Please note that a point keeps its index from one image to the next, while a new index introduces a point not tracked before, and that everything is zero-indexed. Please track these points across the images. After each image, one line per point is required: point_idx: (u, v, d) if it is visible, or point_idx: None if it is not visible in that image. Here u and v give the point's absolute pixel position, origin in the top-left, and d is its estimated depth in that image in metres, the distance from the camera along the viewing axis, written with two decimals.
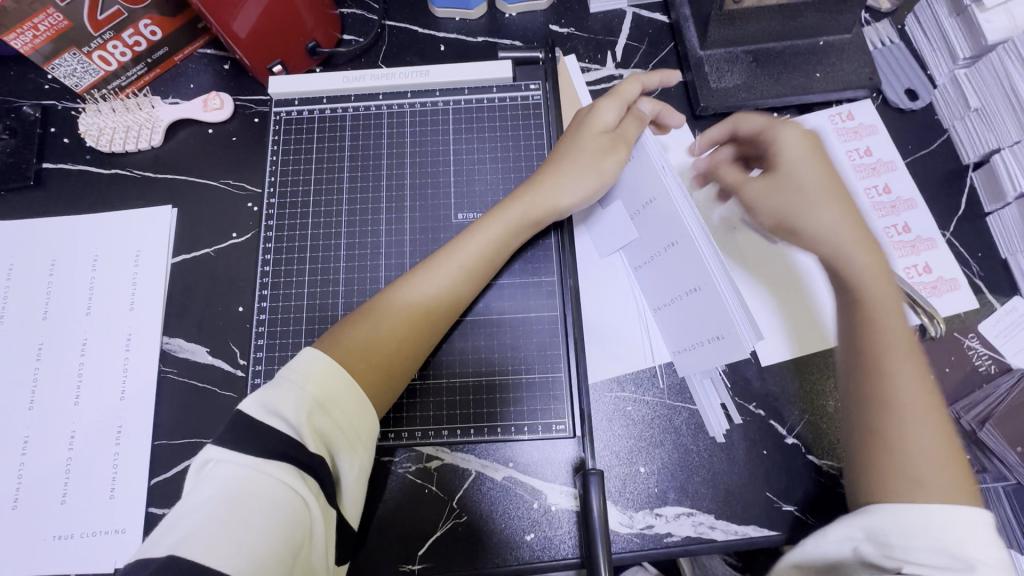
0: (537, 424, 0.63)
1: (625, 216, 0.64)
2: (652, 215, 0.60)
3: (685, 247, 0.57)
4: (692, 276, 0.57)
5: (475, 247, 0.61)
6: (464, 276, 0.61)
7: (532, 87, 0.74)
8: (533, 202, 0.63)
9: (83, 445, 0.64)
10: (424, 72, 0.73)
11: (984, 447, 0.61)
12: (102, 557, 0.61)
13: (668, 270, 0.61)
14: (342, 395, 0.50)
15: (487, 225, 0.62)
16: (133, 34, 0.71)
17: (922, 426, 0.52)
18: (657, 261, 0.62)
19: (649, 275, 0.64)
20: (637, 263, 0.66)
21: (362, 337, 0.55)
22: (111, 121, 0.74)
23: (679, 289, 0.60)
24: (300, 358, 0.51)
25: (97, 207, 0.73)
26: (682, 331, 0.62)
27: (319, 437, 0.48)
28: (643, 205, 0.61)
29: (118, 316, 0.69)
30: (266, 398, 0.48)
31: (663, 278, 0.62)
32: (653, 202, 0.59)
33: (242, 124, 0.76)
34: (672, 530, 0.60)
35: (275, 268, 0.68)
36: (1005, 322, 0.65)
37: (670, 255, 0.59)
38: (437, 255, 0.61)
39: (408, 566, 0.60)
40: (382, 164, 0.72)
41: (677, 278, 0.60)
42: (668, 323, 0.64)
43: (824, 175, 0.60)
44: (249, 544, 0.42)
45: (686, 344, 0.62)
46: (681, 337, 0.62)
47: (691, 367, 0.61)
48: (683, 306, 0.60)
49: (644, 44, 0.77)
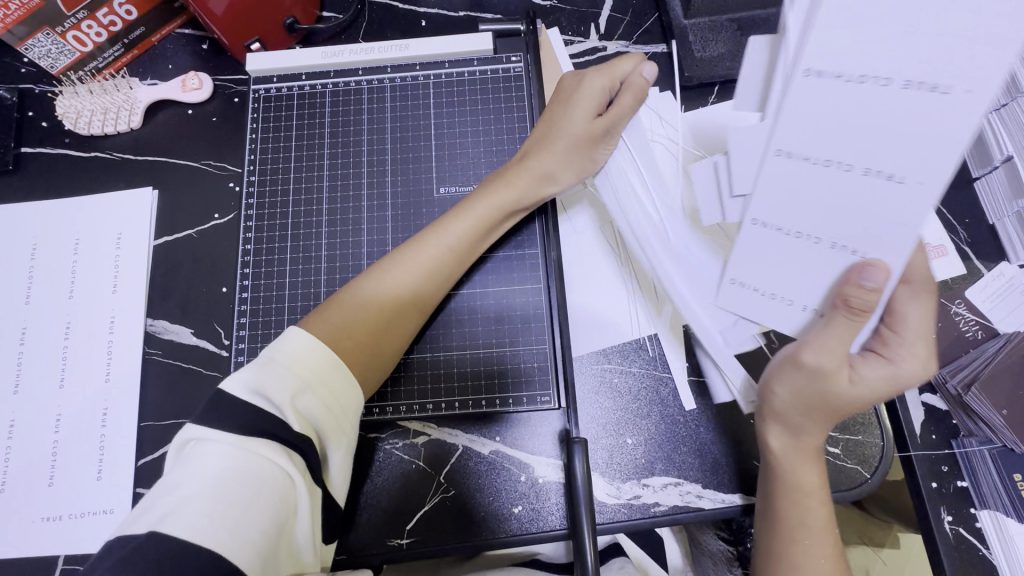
0: (524, 396, 0.63)
1: (836, 73, 0.38)
2: (903, 107, 0.38)
3: (931, 192, 0.39)
4: (890, 232, 0.42)
5: (460, 232, 0.61)
6: (451, 258, 0.60)
7: (513, 59, 0.73)
8: (523, 184, 0.62)
9: (71, 427, 0.64)
10: (404, 46, 0.72)
11: (971, 412, 0.60)
12: (91, 537, 0.61)
13: (821, 193, 0.42)
14: (327, 372, 0.50)
15: (475, 209, 0.61)
16: (108, 14, 0.69)
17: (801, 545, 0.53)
18: (802, 167, 0.42)
19: (778, 174, 0.43)
20: (773, 149, 0.42)
21: (349, 317, 0.55)
22: (89, 103, 0.73)
23: (840, 231, 0.43)
24: (283, 339, 0.51)
25: (77, 191, 0.73)
26: (798, 278, 0.47)
27: (304, 419, 0.48)
28: (904, 81, 0.37)
29: (100, 298, 0.68)
30: (250, 378, 0.47)
31: (806, 196, 0.43)
32: (956, 94, 0.36)
33: (222, 105, 0.75)
34: (659, 500, 0.60)
35: (256, 247, 0.68)
36: (993, 288, 0.65)
37: (873, 185, 0.41)
38: (424, 237, 0.60)
39: (396, 541, 0.60)
40: (363, 141, 0.71)
41: (853, 212, 0.42)
42: (760, 245, 0.47)
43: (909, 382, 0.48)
44: (231, 519, 0.42)
45: (780, 293, 0.48)
46: (780, 273, 0.47)
47: (784, 323, 0.50)
48: (811, 250, 0.45)
49: (628, 15, 0.76)
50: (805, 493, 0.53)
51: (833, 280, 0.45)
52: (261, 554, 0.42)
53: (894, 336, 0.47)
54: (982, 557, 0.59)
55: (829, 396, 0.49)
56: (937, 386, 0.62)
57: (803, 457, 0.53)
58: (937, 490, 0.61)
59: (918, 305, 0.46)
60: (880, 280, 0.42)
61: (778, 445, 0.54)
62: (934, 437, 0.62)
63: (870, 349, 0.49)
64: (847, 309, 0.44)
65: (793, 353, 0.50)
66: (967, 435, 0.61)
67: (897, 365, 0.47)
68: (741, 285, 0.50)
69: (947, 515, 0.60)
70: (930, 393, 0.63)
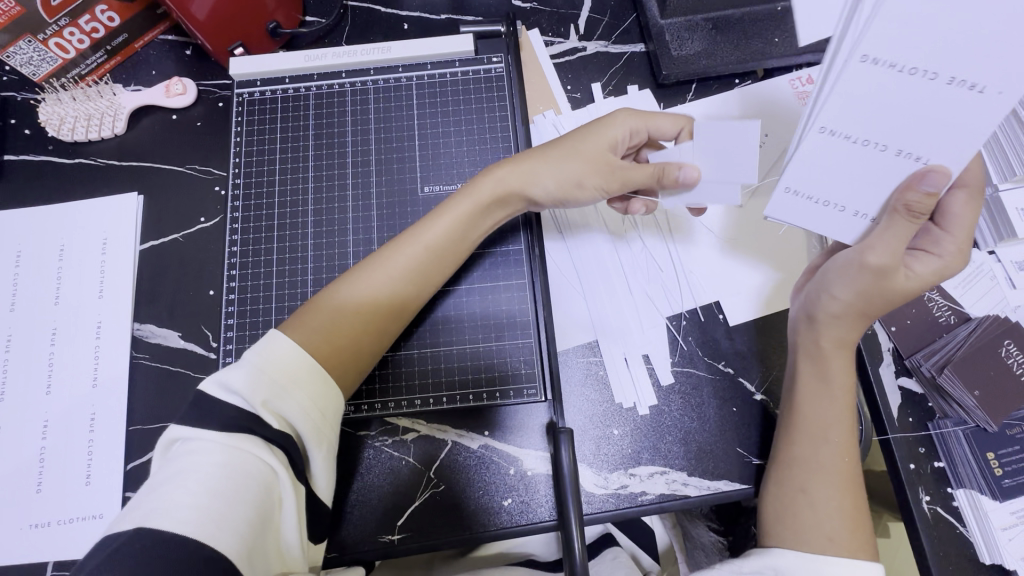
0: (512, 390, 0.64)
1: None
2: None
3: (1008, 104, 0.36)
4: (961, 145, 0.39)
5: (447, 225, 0.59)
6: (432, 258, 0.59)
7: (494, 60, 0.74)
8: (504, 178, 0.60)
9: (58, 433, 0.64)
10: (386, 49, 0.73)
11: (945, 394, 0.62)
12: (80, 543, 0.61)
13: (900, 100, 0.38)
14: (300, 372, 0.50)
15: (459, 200, 0.60)
16: (90, 20, 0.70)
17: (810, 480, 0.55)
18: (882, 75, 0.37)
19: (859, 79, 0.37)
20: (859, 55, 0.36)
21: (327, 320, 0.55)
22: (72, 110, 0.73)
23: (909, 138, 0.40)
24: (264, 342, 0.51)
25: (61, 198, 0.73)
26: (864, 189, 0.45)
27: (280, 415, 0.48)
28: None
29: (87, 304, 0.68)
30: (223, 374, 0.48)
31: (870, 100, 0.38)
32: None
33: (206, 109, 0.76)
34: (646, 489, 0.61)
35: (242, 250, 0.68)
36: (964, 275, 0.67)
37: (954, 99, 0.37)
38: (408, 232, 0.60)
39: (387, 537, 0.61)
40: (347, 142, 0.72)
41: (927, 125, 0.39)
42: (823, 154, 0.43)
43: (932, 274, 0.51)
44: (215, 510, 0.42)
45: (835, 200, 0.46)
46: (838, 183, 0.45)
47: (836, 228, 0.49)
48: (858, 155, 0.42)
49: (607, 16, 0.77)
50: (826, 385, 0.57)
51: (893, 186, 0.44)
52: (247, 545, 0.43)
53: (941, 232, 0.50)
54: (959, 534, 0.61)
55: (876, 296, 0.52)
56: (913, 370, 0.64)
57: (842, 360, 0.56)
58: (915, 471, 0.62)
59: (970, 206, 0.48)
60: (935, 187, 0.41)
61: (829, 342, 0.56)
62: (911, 420, 0.64)
63: (917, 248, 0.52)
64: (906, 213, 0.44)
65: (853, 258, 0.50)
66: (942, 417, 0.63)
67: (942, 251, 0.50)
68: (796, 195, 0.47)
69: (924, 495, 0.62)
70: (907, 376, 0.65)
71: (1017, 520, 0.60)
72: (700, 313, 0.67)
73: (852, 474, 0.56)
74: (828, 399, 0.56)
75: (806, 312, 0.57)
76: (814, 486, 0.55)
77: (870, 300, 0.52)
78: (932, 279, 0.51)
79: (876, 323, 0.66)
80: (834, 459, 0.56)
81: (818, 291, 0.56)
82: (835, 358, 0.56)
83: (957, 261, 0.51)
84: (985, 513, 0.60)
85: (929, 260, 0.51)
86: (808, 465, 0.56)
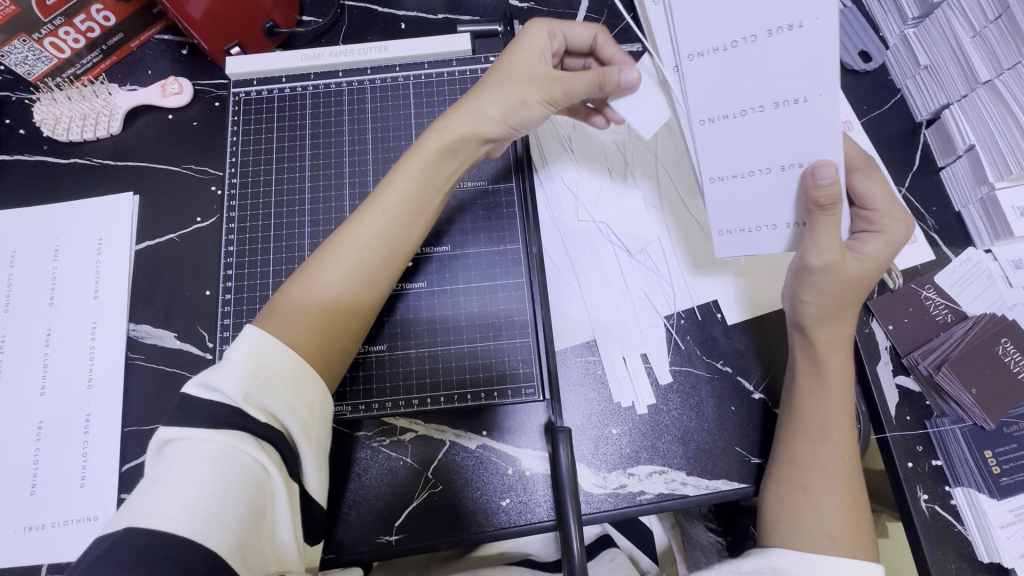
0: (508, 389, 0.63)
1: (711, 48, 0.45)
2: (772, 50, 0.44)
3: (832, 101, 0.44)
4: (822, 142, 0.45)
5: (404, 188, 0.57)
6: (402, 223, 0.57)
7: (492, 59, 0.74)
8: (442, 130, 0.58)
9: (53, 435, 0.64)
10: (383, 48, 0.73)
11: (941, 392, 0.62)
12: (74, 545, 0.61)
13: (749, 133, 0.47)
14: (287, 369, 0.49)
15: (408, 161, 0.58)
16: (86, 20, 0.69)
17: (820, 478, 0.55)
18: (730, 122, 0.47)
19: (709, 138, 0.48)
20: (696, 120, 0.47)
21: (308, 306, 0.53)
22: (67, 110, 0.73)
23: (785, 155, 0.47)
24: (241, 340, 0.49)
25: (55, 199, 0.72)
26: (789, 203, 0.49)
27: (265, 410, 0.47)
28: (768, 31, 0.43)
29: (81, 304, 0.68)
30: (205, 375, 0.47)
31: (737, 144, 0.47)
32: (809, 24, 0.43)
33: (203, 109, 0.75)
34: (644, 489, 0.61)
35: (239, 249, 0.68)
36: (960, 273, 0.67)
37: (789, 114, 0.45)
38: (369, 200, 0.58)
39: (385, 538, 0.60)
40: (344, 142, 0.71)
41: (783, 141, 0.46)
42: (729, 195, 0.49)
43: (879, 252, 0.52)
44: (205, 508, 0.42)
45: (763, 221, 0.50)
46: (757, 209, 0.50)
47: (775, 246, 0.52)
48: (769, 180, 0.48)
49: (604, 16, 0.77)
50: (832, 383, 0.56)
51: (796, 190, 0.48)
52: (239, 543, 0.43)
53: (873, 213, 0.53)
54: (957, 532, 0.61)
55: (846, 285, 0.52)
56: (910, 368, 0.64)
57: (839, 353, 0.56)
58: (914, 470, 0.62)
59: (874, 182, 0.53)
60: (831, 177, 0.45)
61: (820, 340, 0.56)
62: (909, 418, 0.64)
63: (858, 232, 0.54)
64: (819, 208, 0.47)
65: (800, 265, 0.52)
66: (940, 415, 0.63)
67: (880, 227, 0.53)
68: (729, 233, 0.51)
69: (923, 494, 0.62)
70: (905, 375, 0.65)
71: (1016, 518, 0.59)
72: (697, 312, 0.67)
73: (859, 473, 0.56)
74: (838, 398, 0.56)
75: (795, 324, 0.57)
76: (821, 484, 0.55)
77: (839, 292, 0.53)
78: (885, 256, 0.53)
79: (874, 321, 0.66)
80: (844, 457, 0.55)
81: (791, 297, 0.57)
82: (834, 351, 0.56)
83: (901, 235, 0.53)
84: (982, 510, 0.60)
85: (869, 243, 0.53)
86: (815, 464, 0.56)
